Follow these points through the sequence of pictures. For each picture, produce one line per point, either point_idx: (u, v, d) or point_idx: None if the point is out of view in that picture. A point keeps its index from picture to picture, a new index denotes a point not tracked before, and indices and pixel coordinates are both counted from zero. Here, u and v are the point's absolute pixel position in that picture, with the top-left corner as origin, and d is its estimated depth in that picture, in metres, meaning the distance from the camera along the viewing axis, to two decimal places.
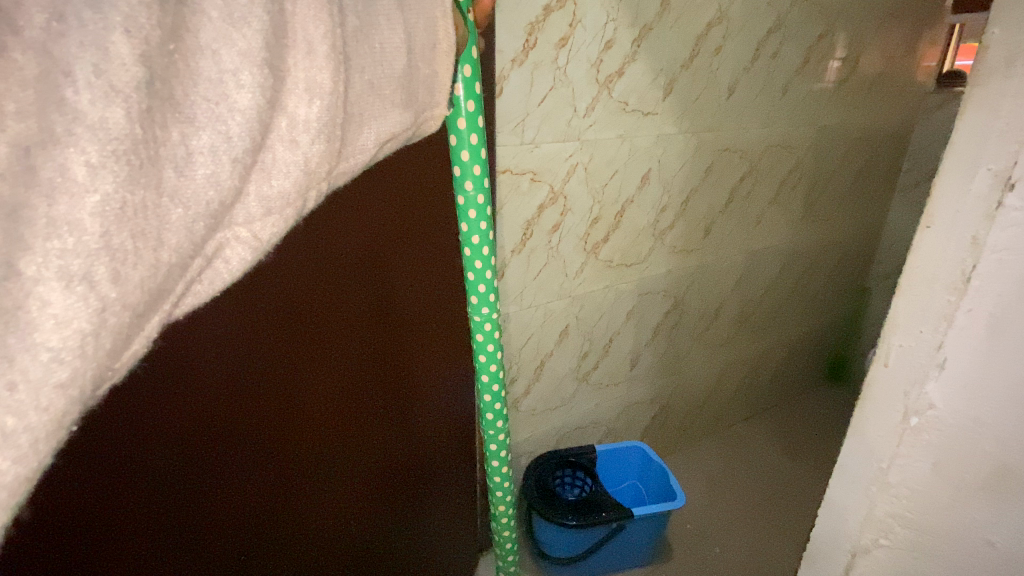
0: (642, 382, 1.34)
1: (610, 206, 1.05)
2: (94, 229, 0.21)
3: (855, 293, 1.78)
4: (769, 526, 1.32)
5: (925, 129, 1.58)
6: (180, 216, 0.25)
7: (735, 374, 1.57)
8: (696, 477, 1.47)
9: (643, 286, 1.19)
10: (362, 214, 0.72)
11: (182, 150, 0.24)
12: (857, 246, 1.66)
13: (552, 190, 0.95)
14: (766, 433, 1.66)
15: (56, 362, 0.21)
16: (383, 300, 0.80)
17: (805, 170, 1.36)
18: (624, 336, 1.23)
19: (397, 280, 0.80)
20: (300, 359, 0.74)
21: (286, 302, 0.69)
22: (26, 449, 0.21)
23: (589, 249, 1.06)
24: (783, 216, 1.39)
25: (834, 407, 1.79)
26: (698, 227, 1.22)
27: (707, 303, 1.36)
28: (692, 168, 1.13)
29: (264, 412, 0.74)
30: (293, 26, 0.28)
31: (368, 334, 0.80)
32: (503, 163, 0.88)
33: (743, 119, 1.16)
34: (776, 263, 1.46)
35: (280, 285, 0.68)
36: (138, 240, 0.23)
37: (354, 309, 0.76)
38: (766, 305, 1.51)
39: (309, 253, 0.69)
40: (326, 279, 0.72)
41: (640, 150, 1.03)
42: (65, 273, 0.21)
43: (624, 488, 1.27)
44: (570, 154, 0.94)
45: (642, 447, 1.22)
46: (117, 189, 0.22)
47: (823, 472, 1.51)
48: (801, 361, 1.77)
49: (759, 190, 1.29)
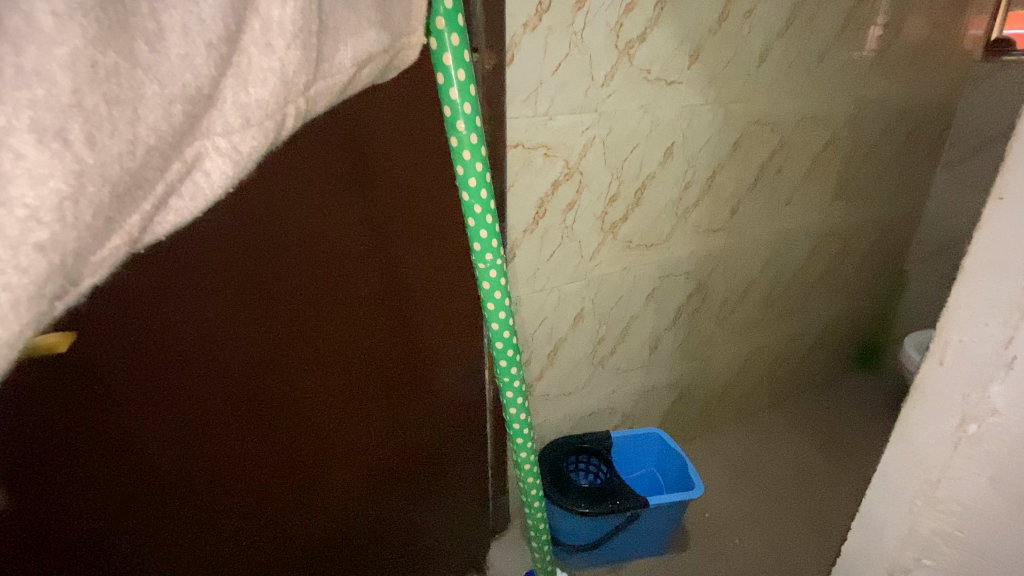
0: (661, 367, 1.30)
1: (630, 182, 1.00)
2: (65, 84, 0.18)
3: (890, 277, 1.71)
4: (792, 517, 1.30)
5: (974, 101, 1.48)
6: (156, 93, 0.22)
7: (759, 361, 1.52)
8: (717, 466, 1.44)
9: (664, 267, 1.15)
10: (365, 183, 0.71)
11: (152, 24, 0.22)
12: (892, 227, 1.58)
13: (567, 166, 0.92)
14: (789, 421, 1.62)
15: (34, 222, 0.18)
16: (386, 270, 0.79)
17: (840, 144, 1.29)
18: (643, 320, 1.19)
19: (388, 238, 0.77)
20: (306, 331, 0.74)
21: (288, 273, 0.69)
22: (7, 308, 0.18)
23: (607, 228, 1.02)
24: (815, 194, 1.32)
25: (861, 397, 1.73)
26: (723, 208, 1.17)
27: (732, 286, 1.31)
28: (720, 142, 1.08)
29: (247, 365, 0.71)
30: None
31: (356, 292, 0.77)
32: (514, 138, 0.84)
33: (775, 89, 1.10)
34: (807, 244, 1.39)
35: (266, 235, 0.65)
36: (113, 105, 0.20)
37: (358, 282, 0.76)
38: (794, 289, 1.45)
39: (290, 197, 0.65)
40: (317, 238, 0.70)
41: (662, 123, 0.98)
42: (38, 127, 0.18)
43: (640, 476, 1.24)
44: (586, 128, 0.90)
45: (661, 435, 1.20)
46: (87, 44, 0.19)
47: (849, 463, 1.47)
48: (830, 347, 1.70)
49: (790, 165, 1.23)
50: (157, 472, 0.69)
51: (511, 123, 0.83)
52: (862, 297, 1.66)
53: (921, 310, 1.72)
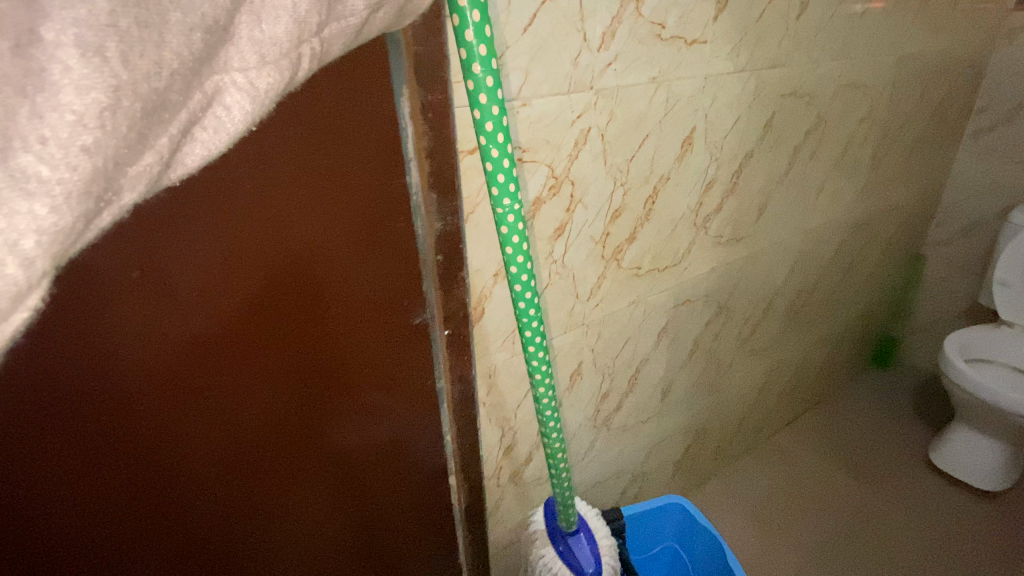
0: (676, 410, 1.25)
1: (636, 189, 0.92)
2: (102, 5, 0.22)
3: (910, 264, 1.66)
4: (838, 561, 1.28)
5: (1005, 58, 1.40)
6: (177, 20, 0.26)
7: (781, 377, 1.48)
8: (742, 514, 1.40)
9: (680, 294, 1.09)
10: (329, 174, 0.66)
11: None
12: (916, 211, 1.52)
13: (553, 175, 0.81)
14: (807, 444, 1.60)
15: (80, 126, 0.21)
16: (351, 276, 0.73)
17: (876, 119, 1.22)
18: (655, 361, 1.13)
19: (338, 244, 0.70)
20: (266, 339, 0.68)
21: (245, 275, 0.63)
22: (60, 199, 0.21)
23: (608, 256, 0.94)
24: (848, 182, 1.25)
25: (884, 409, 1.71)
26: (750, 207, 1.10)
27: (756, 301, 1.25)
28: (749, 124, 1.00)
29: (191, 377, 0.63)
30: None
31: (306, 302, 0.70)
32: (467, 143, 0.75)
33: (813, 52, 1.03)
34: (837, 239, 1.33)
35: (221, 231, 0.59)
36: (142, 27, 0.24)
37: (321, 289, 0.71)
38: (821, 293, 1.40)
39: (249, 184, 0.59)
40: (278, 237, 0.64)
41: (681, 100, 0.89)
42: (81, 42, 0.21)
43: (663, 547, 1.26)
44: (575, 120, 0.80)
45: (685, 506, 1.19)
46: None
47: (884, 494, 1.45)
48: (846, 351, 1.66)
49: (825, 146, 1.16)
50: (135, 471, 0.63)
51: (460, 112, 0.73)
52: (882, 294, 1.61)
53: (944, 301, 1.68)
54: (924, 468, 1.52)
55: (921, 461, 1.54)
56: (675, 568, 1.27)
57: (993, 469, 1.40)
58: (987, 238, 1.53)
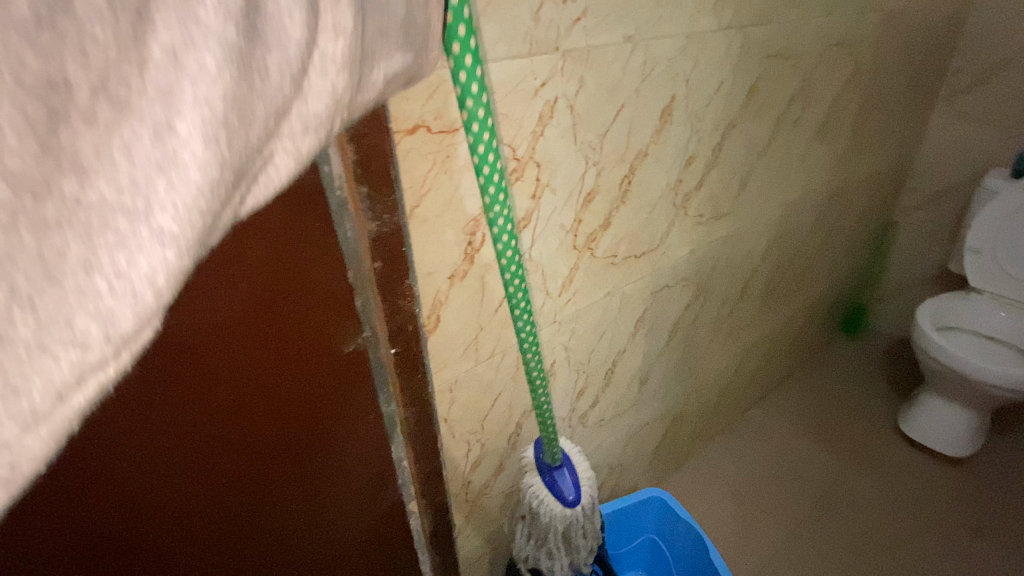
0: (653, 398, 1.11)
1: (614, 170, 0.74)
2: None
3: (881, 229, 1.62)
4: (813, 536, 1.23)
5: (983, 17, 1.37)
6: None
7: (757, 353, 1.38)
8: (719, 493, 1.33)
9: (658, 279, 0.93)
10: (294, 351, 0.53)
11: None
12: (891, 173, 1.44)
13: (516, 157, 0.62)
14: (780, 414, 1.55)
15: None
16: (302, 465, 0.59)
17: (861, 80, 1.09)
18: (633, 352, 0.98)
19: (325, 374, 0.57)
20: (212, 557, 0.55)
21: (218, 476, 0.52)
22: None
23: (582, 246, 0.77)
24: (830, 150, 1.13)
25: (860, 377, 1.67)
26: (730, 183, 0.95)
27: (735, 283, 1.12)
28: (736, 87, 0.84)
29: (182, 564, 0.52)
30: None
31: (288, 437, 0.56)
32: (408, 119, 0.52)
33: (805, 9, 0.87)
34: (816, 210, 1.21)
35: (176, 434, 0.47)
36: None
37: (305, 474, 0.60)
38: (797, 268, 1.29)
39: (209, 372, 0.47)
40: (249, 427, 0.52)
41: (662, 66, 0.71)
42: None
43: (641, 542, 1.14)
44: (539, 91, 0.60)
45: (665, 498, 1.08)
46: None
47: (857, 462, 1.41)
48: (818, 322, 1.60)
49: (809, 112, 1.01)
50: None
51: None
52: (854, 262, 1.55)
53: (912, 265, 1.68)
54: (894, 436, 1.48)
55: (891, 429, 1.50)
56: (656, 567, 1.14)
57: (961, 435, 1.36)
58: (957, 203, 1.53)
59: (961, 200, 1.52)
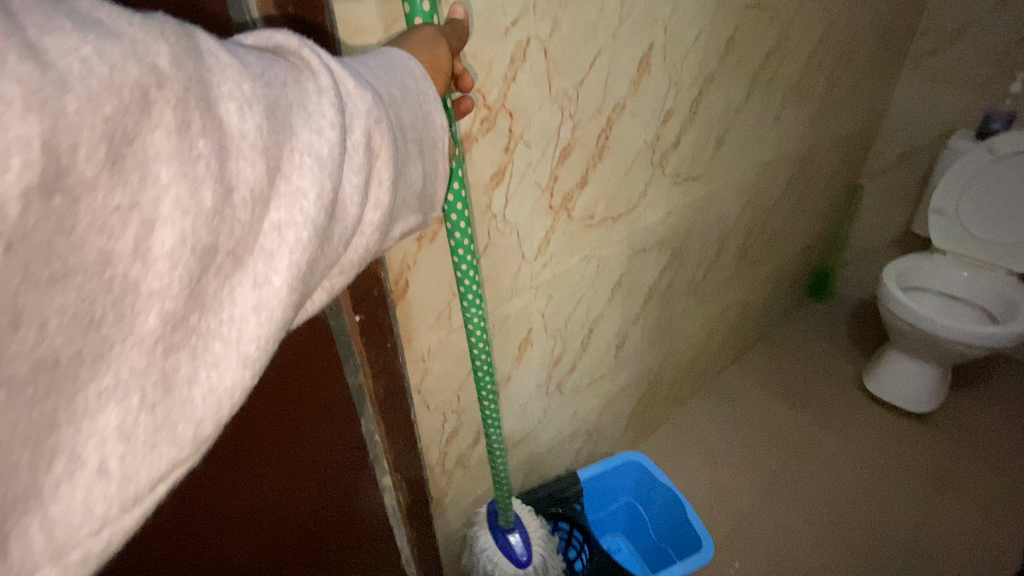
0: (629, 363, 1.12)
1: (590, 122, 0.72)
2: (104, 385, 0.23)
3: (848, 192, 1.65)
4: (783, 493, 1.28)
5: None
6: (128, 370, 0.24)
7: (729, 317, 1.40)
8: (694, 455, 1.36)
9: (635, 243, 0.92)
10: (306, 413, 0.59)
11: (135, 274, 0.23)
12: (859, 137, 1.46)
13: (486, 104, 0.59)
14: (750, 377, 1.59)
15: None
16: (315, 507, 0.66)
17: (834, 39, 1.08)
18: (609, 318, 0.97)
19: (332, 426, 0.64)
20: None
21: (245, 526, 0.58)
22: None
23: (558, 206, 0.75)
24: (804, 109, 1.13)
25: (826, 339, 1.72)
26: (707, 140, 0.94)
27: (709, 245, 1.12)
28: (711, 41, 0.82)
29: None
30: (286, 158, 0.28)
31: (300, 480, 0.62)
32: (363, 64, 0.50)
33: None
34: (788, 170, 1.21)
35: (212, 497, 0.53)
36: (68, 405, 0.22)
37: (318, 513, 0.67)
38: (768, 231, 1.30)
39: (238, 441, 0.53)
40: (271, 481, 0.59)
41: (640, 8, 0.68)
42: (61, 454, 0.22)
43: (618, 506, 1.16)
44: (509, 30, 0.57)
45: (643, 462, 1.09)
46: (71, 313, 0.22)
47: (823, 421, 1.46)
48: (787, 286, 1.63)
49: (785, 69, 1.00)
50: None
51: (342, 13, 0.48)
52: (823, 225, 1.58)
53: (876, 229, 1.72)
54: (859, 394, 1.54)
55: (855, 387, 1.56)
56: (633, 531, 1.16)
57: (923, 391, 1.42)
58: (920, 167, 1.57)
59: (924, 164, 1.56)
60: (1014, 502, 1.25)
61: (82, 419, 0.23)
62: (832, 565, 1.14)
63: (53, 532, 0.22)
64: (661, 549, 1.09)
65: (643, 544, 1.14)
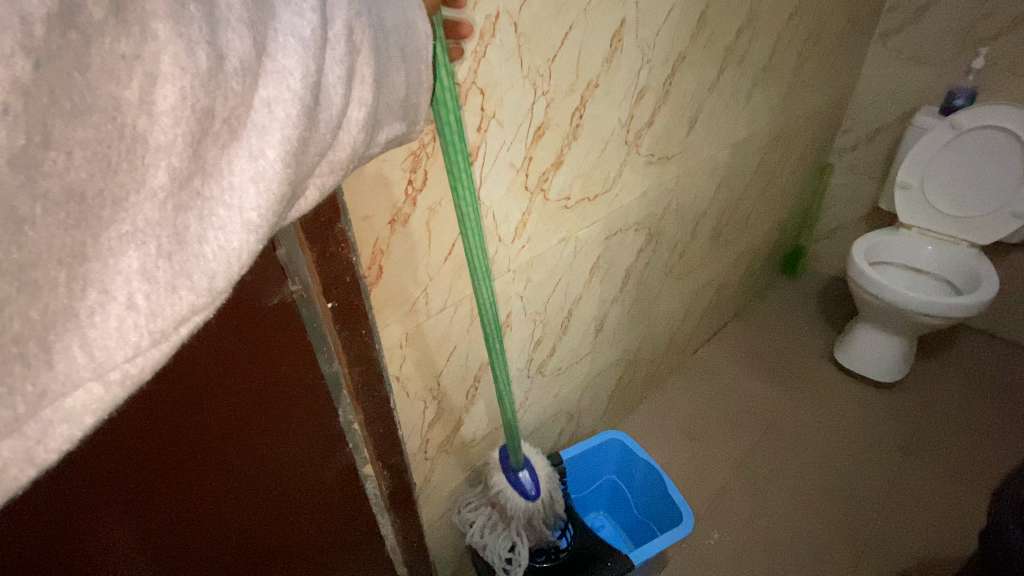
0: (609, 342, 1.13)
1: (563, 100, 0.71)
2: (125, 224, 0.21)
3: (819, 169, 1.68)
4: (760, 465, 1.31)
5: None
6: (146, 212, 0.21)
7: (705, 295, 1.43)
8: (673, 431, 1.39)
9: (611, 224, 0.92)
10: (275, 386, 0.55)
11: (136, 128, 0.20)
12: (829, 114, 1.48)
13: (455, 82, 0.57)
14: (726, 354, 1.62)
15: None
16: (290, 488, 0.62)
17: (805, 14, 1.09)
18: (587, 300, 0.98)
19: (305, 401, 0.60)
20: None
21: (213, 508, 0.54)
22: None
23: (533, 187, 0.74)
24: (776, 86, 1.14)
25: (799, 314, 1.76)
26: (681, 119, 0.94)
27: (684, 225, 1.13)
28: (684, 16, 0.82)
29: None
30: (276, 29, 0.24)
31: (271, 459, 0.58)
32: None
33: None
34: (760, 149, 1.23)
35: (171, 477, 0.49)
36: (84, 231, 0.20)
37: (294, 494, 0.63)
38: (742, 210, 1.32)
39: (199, 416, 0.49)
40: (238, 461, 0.55)
41: None
42: (88, 282, 0.20)
43: (601, 483, 1.18)
44: (477, 2, 0.55)
45: (624, 439, 1.11)
46: (81, 151, 0.19)
47: (796, 393, 1.50)
48: (761, 263, 1.66)
49: (757, 46, 1.01)
50: None
51: None
52: (795, 202, 1.61)
53: (847, 205, 1.76)
54: (830, 366, 1.58)
55: (827, 360, 1.60)
56: (616, 506, 1.19)
57: (890, 361, 1.47)
58: (889, 141, 1.60)
59: (892, 139, 1.59)
60: (976, 465, 1.31)
61: (106, 256, 0.20)
62: (804, 532, 1.18)
63: (91, 352, 0.20)
64: (643, 523, 1.11)
65: (625, 518, 1.17)
